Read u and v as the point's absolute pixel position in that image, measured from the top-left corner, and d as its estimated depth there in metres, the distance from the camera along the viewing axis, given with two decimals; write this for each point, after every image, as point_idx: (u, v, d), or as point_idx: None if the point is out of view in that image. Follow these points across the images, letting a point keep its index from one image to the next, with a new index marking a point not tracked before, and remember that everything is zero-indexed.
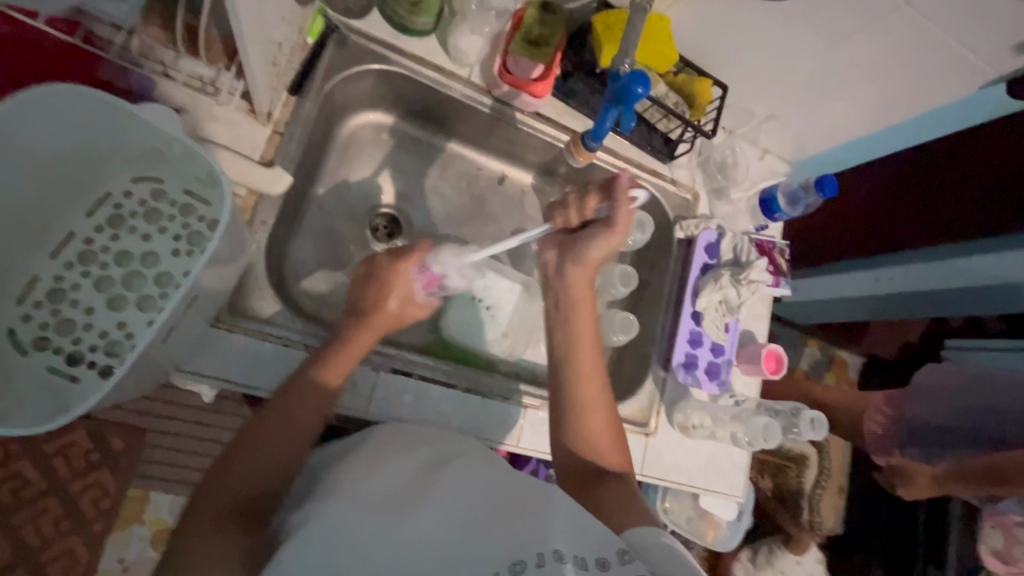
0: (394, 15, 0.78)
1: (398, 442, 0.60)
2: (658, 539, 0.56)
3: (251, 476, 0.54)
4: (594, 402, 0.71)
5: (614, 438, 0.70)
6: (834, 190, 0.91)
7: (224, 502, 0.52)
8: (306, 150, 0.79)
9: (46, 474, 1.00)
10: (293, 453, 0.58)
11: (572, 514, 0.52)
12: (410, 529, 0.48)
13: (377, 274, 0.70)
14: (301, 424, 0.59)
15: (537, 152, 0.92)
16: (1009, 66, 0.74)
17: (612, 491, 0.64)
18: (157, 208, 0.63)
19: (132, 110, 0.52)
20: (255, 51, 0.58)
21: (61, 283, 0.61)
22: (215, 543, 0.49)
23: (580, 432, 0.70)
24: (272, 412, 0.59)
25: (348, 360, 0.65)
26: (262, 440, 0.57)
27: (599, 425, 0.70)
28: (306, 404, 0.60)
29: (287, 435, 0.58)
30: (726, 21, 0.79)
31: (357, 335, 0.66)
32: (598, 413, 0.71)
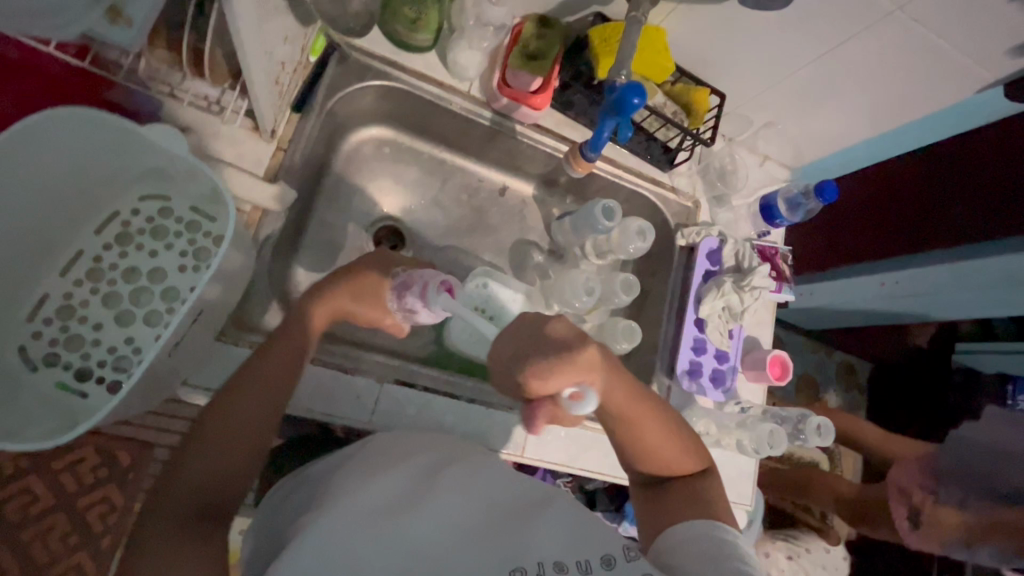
0: (394, 32, 0.80)
1: (393, 453, 0.60)
2: (719, 537, 0.59)
3: (208, 472, 0.53)
4: (657, 438, 0.65)
5: (669, 441, 0.66)
6: (834, 195, 0.90)
7: (180, 501, 0.51)
8: (310, 165, 0.80)
9: (54, 490, 1.01)
10: (247, 446, 0.56)
11: (574, 520, 0.52)
12: (404, 535, 0.48)
13: (385, 258, 0.75)
14: (257, 417, 0.58)
15: (536, 163, 0.93)
16: (1005, 68, 0.75)
17: (671, 497, 0.66)
18: (164, 225, 0.65)
19: (137, 131, 0.53)
20: (259, 70, 0.60)
21: (70, 300, 0.62)
22: (175, 539, 0.48)
23: (639, 443, 0.66)
24: (225, 408, 0.57)
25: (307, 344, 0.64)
26: (217, 437, 0.55)
27: (659, 433, 0.65)
28: (258, 395, 0.58)
29: (243, 431, 0.56)
30: (723, 30, 0.80)
31: (313, 314, 0.66)
32: (637, 425, 0.64)
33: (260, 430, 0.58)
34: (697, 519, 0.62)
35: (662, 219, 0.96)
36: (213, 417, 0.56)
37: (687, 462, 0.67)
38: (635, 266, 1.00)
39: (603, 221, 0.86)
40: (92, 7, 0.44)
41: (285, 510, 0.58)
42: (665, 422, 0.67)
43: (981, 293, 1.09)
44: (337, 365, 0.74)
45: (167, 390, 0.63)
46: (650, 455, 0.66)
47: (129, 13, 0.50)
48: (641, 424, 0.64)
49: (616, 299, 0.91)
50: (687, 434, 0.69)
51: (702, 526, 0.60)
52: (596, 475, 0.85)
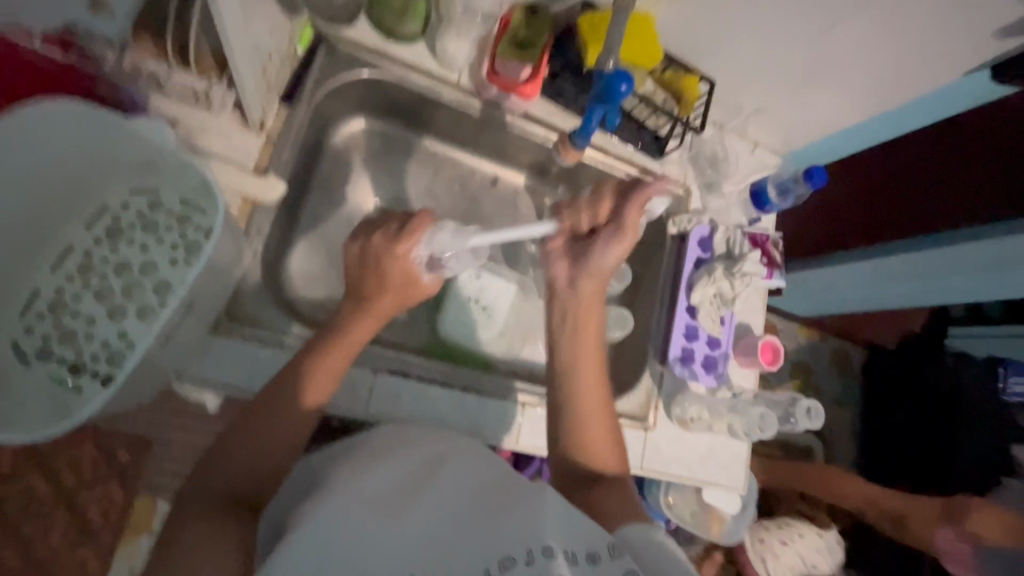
0: (381, 21, 0.79)
1: (394, 442, 0.60)
2: (647, 536, 0.57)
3: (245, 466, 0.56)
4: (599, 419, 0.71)
5: (600, 430, 0.71)
6: (823, 181, 0.91)
7: (218, 483, 0.54)
8: (301, 157, 0.80)
9: (54, 487, 1.01)
10: (284, 448, 0.59)
11: (567, 512, 0.53)
12: (403, 533, 0.48)
13: (378, 253, 0.67)
14: (300, 421, 0.60)
15: (527, 152, 0.93)
16: (991, 51, 0.75)
17: (601, 493, 0.65)
18: (154, 219, 0.65)
19: (122, 124, 0.53)
20: (246, 61, 0.60)
21: (61, 295, 0.62)
22: (210, 520, 0.51)
23: (577, 427, 0.70)
24: (262, 410, 0.59)
25: (341, 352, 0.64)
26: (255, 434, 0.58)
27: (597, 415, 0.71)
28: (290, 397, 0.60)
29: (280, 432, 0.59)
30: (712, 16, 0.80)
31: (357, 323, 0.66)
32: (577, 406, 0.71)
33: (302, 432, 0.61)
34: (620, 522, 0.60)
35: None
36: (250, 421, 0.59)
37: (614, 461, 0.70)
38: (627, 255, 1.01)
39: None
40: None
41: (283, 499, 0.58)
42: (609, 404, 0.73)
43: (967, 285, 1.10)
44: None
45: (162, 383, 0.63)
46: (588, 444, 0.70)
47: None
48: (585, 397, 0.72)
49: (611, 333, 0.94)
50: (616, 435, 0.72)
51: (644, 528, 0.58)
52: None
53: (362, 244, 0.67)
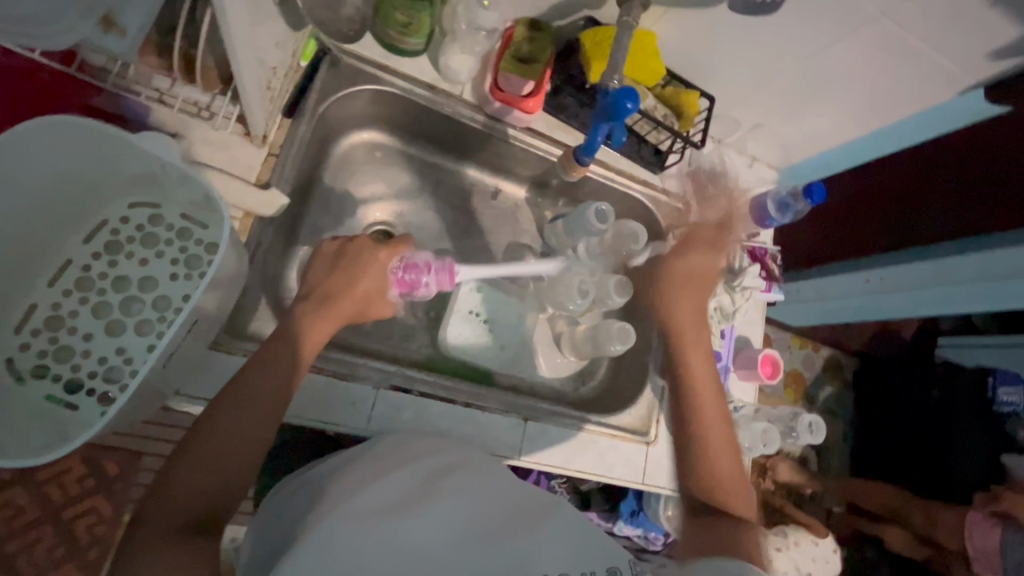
0: (384, 35, 0.79)
1: (396, 459, 0.59)
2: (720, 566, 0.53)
3: (203, 477, 0.52)
4: (718, 441, 0.74)
5: (723, 450, 0.73)
6: (822, 197, 0.92)
7: (171, 508, 0.49)
8: (304, 170, 0.80)
9: (38, 503, 0.98)
10: (247, 453, 0.55)
11: (573, 531, 0.54)
12: (406, 538, 0.48)
13: (358, 254, 0.70)
14: (252, 423, 0.56)
15: (528, 165, 0.93)
16: (985, 71, 0.76)
17: (713, 531, 0.66)
18: (154, 233, 0.64)
19: (125, 137, 0.52)
20: (251, 76, 0.59)
21: (58, 311, 0.61)
22: (167, 548, 0.46)
23: (704, 457, 0.73)
24: (219, 413, 0.55)
25: (312, 345, 0.63)
26: (214, 441, 0.53)
27: (720, 439, 0.74)
28: (255, 401, 0.56)
29: (241, 440, 0.55)
30: (713, 35, 0.81)
31: (318, 326, 0.64)
32: (704, 437, 0.74)
33: (254, 436, 0.55)
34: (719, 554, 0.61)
35: (653, 220, 0.97)
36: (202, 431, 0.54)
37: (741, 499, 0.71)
38: None
39: (596, 224, 0.87)
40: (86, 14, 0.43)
41: (283, 515, 0.56)
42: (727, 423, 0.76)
43: (953, 298, 1.12)
44: (333, 372, 0.73)
45: (159, 401, 0.62)
46: (711, 476, 0.71)
47: (122, 23, 0.50)
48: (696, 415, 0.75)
49: (611, 347, 0.88)
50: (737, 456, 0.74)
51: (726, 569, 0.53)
52: (593, 476, 0.84)
53: (333, 249, 0.70)
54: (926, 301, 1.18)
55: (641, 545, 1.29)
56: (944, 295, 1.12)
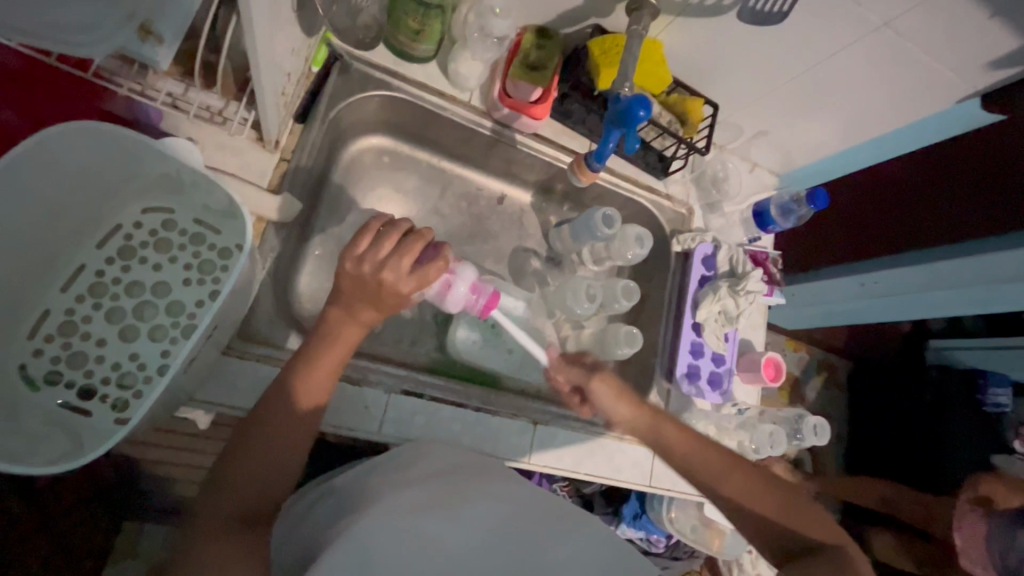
0: (396, 42, 0.80)
1: (428, 470, 0.60)
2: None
3: (250, 476, 0.53)
4: (749, 485, 0.71)
5: (760, 488, 0.71)
6: (825, 203, 0.93)
7: (226, 500, 0.51)
8: (314, 175, 0.80)
9: None
10: (290, 455, 0.56)
11: (584, 558, 0.55)
12: (440, 542, 0.50)
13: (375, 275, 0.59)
14: (296, 422, 0.57)
15: (534, 171, 0.94)
16: (982, 81, 0.79)
17: (817, 559, 0.63)
18: (168, 238, 0.64)
19: (149, 142, 0.53)
20: (270, 84, 0.60)
21: (71, 317, 0.60)
22: (227, 540, 0.48)
23: (751, 510, 0.70)
24: (262, 417, 0.56)
25: (332, 361, 0.60)
26: (260, 441, 0.55)
27: (748, 483, 0.71)
28: (289, 414, 0.57)
29: (287, 444, 0.56)
30: (719, 45, 0.82)
31: (342, 330, 0.61)
32: (735, 491, 0.71)
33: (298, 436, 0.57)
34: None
35: (657, 225, 0.98)
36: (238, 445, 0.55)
37: (827, 532, 0.67)
38: (632, 272, 1.02)
39: (602, 229, 0.87)
40: (124, 22, 0.43)
41: (305, 524, 0.56)
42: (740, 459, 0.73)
43: (943, 309, 1.16)
44: (345, 377, 0.73)
45: (175, 408, 0.61)
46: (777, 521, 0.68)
47: (158, 32, 0.49)
48: (727, 473, 0.72)
49: (618, 352, 0.89)
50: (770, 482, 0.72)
51: None
52: (601, 480, 0.85)
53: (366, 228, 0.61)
54: (919, 312, 1.21)
55: (644, 548, 1.29)
56: (936, 306, 1.16)
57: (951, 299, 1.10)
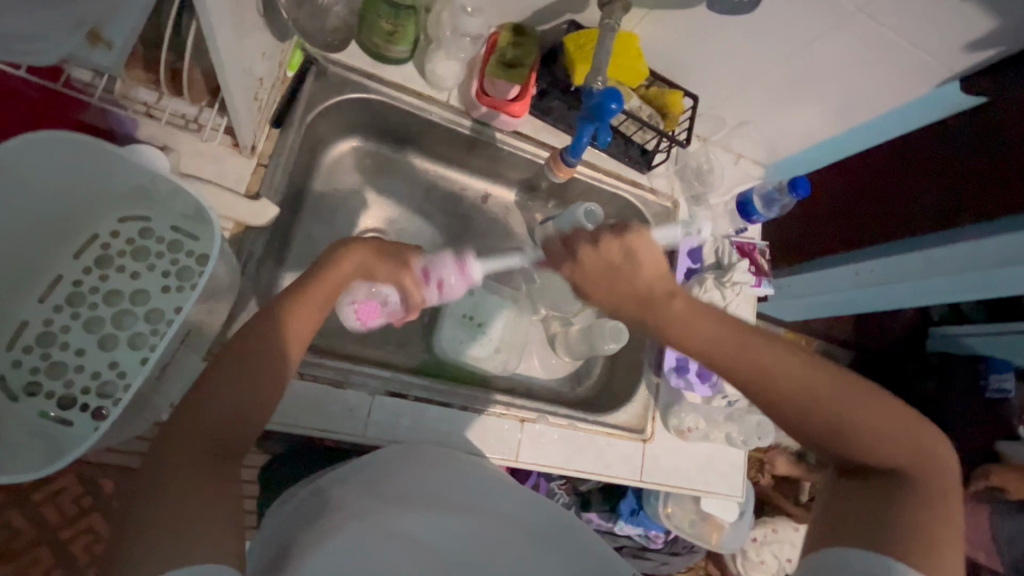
0: (370, 44, 0.80)
1: (416, 468, 0.61)
2: (857, 563, 0.47)
3: (223, 409, 0.51)
4: (819, 397, 0.55)
5: (833, 400, 0.55)
6: (806, 191, 0.93)
7: (197, 438, 0.48)
8: (294, 179, 0.80)
9: (35, 525, 1.04)
10: (268, 387, 0.54)
11: (567, 555, 0.54)
12: (421, 543, 0.50)
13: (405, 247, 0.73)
14: (275, 356, 0.55)
15: (516, 169, 0.94)
16: (961, 63, 0.78)
17: (901, 509, 0.50)
18: (145, 246, 0.64)
19: (115, 151, 0.53)
20: (240, 90, 0.60)
21: (50, 327, 0.61)
22: (200, 480, 0.46)
23: (826, 432, 0.55)
24: (237, 350, 0.53)
25: (327, 305, 0.62)
26: (234, 372, 0.52)
27: (817, 395, 0.55)
28: (257, 362, 0.53)
29: (267, 377, 0.54)
30: (694, 37, 0.82)
31: (345, 259, 0.64)
32: (801, 405, 0.55)
33: (277, 370, 0.55)
34: (858, 541, 0.48)
35: (642, 219, 0.98)
36: (199, 390, 0.51)
37: (905, 456, 0.53)
38: None
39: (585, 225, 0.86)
40: (74, 31, 0.43)
41: (287, 524, 0.55)
42: (813, 366, 0.57)
43: (938, 297, 1.15)
44: (328, 379, 0.73)
45: (155, 416, 0.62)
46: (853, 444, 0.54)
47: (107, 38, 0.48)
48: (776, 374, 0.56)
49: (604, 346, 0.90)
50: (853, 393, 0.55)
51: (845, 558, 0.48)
52: (591, 476, 0.84)
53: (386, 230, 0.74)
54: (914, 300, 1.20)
55: (642, 545, 1.29)
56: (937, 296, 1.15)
57: (946, 287, 1.10)
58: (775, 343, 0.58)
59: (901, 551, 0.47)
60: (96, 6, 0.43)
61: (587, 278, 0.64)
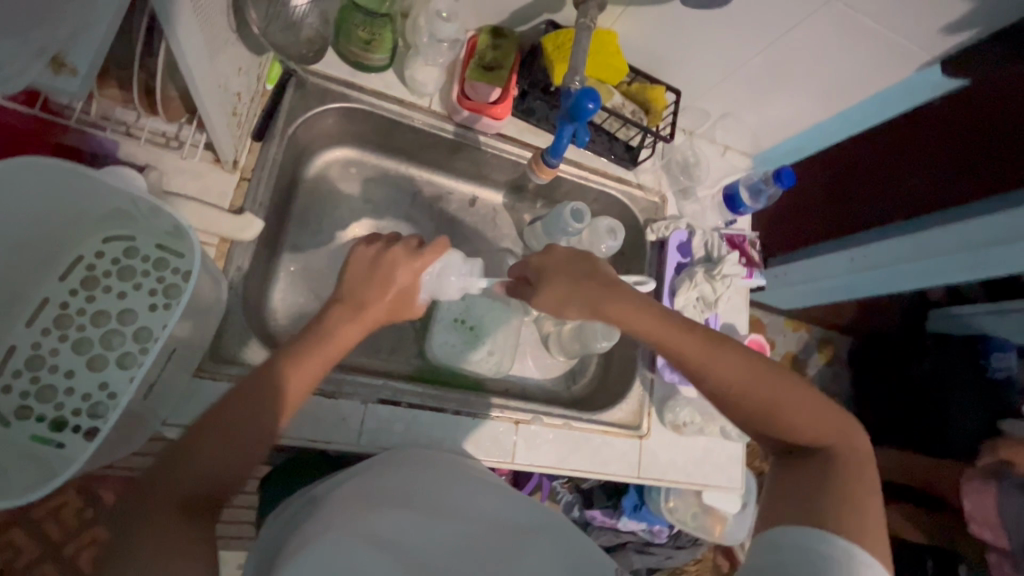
0: (349, 53, 0.80)
1: (407, 473, 0.61)
2: (808, 549, 0.48)
3: (208, 463, 0.50)
4: (749, 383, 0.59)
5: (760, 386, 0.59)
6: (792, 181, 0.94)
7: (176, 490, 0.47)
8: (278, 190, 0.80)
9: (39, 541, 1.04)
10: (254, 447, 0.52)
11: (563, 552, 0.54)
12: (406, 544, 0.49)
13: (385, 265, 0.68)
14: (265, 418, 0.54)
15: (502, 171, 0.94)
16: (941, 46, 0.78)
17: (827, 482, 0.53)
18: (130, 265, 0.64)
19: (91, 175, 0.53)
20: (217, 106, 0.60)
21: (39, 351, 0.61)
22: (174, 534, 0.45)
23: (754, 415, 0.59)
24: (226, 407, 0.52)
25: (319, 367, 0.60)
26: (222, 428, 0.51)
27: (744, 380, 0.59)
28: (255, 418, 0.53)
29: (254, 435, 0.52)
30: (673, 32, 0.82)
31: (341, 327, 0.63)
32: (729, 393, 0.60)
33: (266, 430, 0.53)
34: (797, 519, 0.51)
35: (630, 215, 0.98)
36: (189, 438, 0.50)
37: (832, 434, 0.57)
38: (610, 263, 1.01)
39: (572, 224, 0.86)
40: (40, 57, 0.43)
41: (282, 535, 0.55)
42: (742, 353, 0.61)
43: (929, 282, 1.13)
44: (319, 391, 0.73)
45: (147, 432, 0.62)
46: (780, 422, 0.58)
47: (74, 64, 0.45)
48: (716, 362, 0.60)
49: (597, 345, 0.90)
50: (776, 376, 0.59)
51: (798, 535, 0.49)
52: (588, 474, 0.85)
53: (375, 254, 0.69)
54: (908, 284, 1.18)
55: (646, 539, 1.30)
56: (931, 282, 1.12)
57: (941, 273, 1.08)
58: (705, 334, 0.62)
59: (829, 524, 0.49)
60: (70, 33, 0.44)
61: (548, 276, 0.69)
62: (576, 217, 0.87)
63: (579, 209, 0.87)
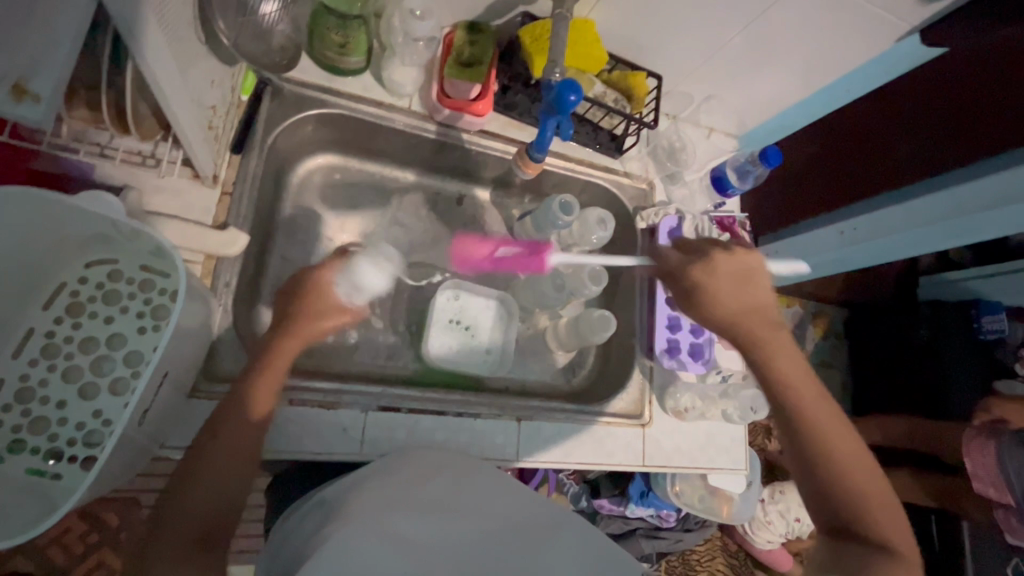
0: (324, 57, 0.79)
1: (414, 472, 0.61)
2: None
3: (198, 500, 0.54)
4: (848, 459, 0.66)
5: (856, 469, 0.66)
6: (778, 160, 0.92)
7: (176, 527, 0.52)
8: (262, 203, 0.79)
9: (44, 569, 1.03)
10: (236, 477, 0.57)
11: (580, 551, 0.54)
12: (424, 545, 0.49)
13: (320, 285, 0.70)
14: (241, 444, 0.58)
15: (487, 168, 0.93)
16: (920, 16, 0.78)
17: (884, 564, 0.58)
18: (116, 289, 0.63)
19: (63, 200, 0.51)
20: (191, 122, 0.58)
21: (27, 382, 0.60)
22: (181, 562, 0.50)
23: (840, 486, 0.65)
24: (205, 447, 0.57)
25: (271, 381, 0.63)
26: (206, 465, 0.56)
27: (846, 456, 0.67)
28: (231, 447, 0.57)
29: (236, 463, 0.57)
30: (653, 18, 0.81)
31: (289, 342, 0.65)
32: (827, 459, 0.66)
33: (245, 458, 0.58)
34: None
35: (619, 204, 0.98)
36: (179, 480, 0.55)
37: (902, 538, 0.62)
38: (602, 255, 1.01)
39: (561, 217, 0.85)
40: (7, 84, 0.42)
41: (291, 541, 0.55)
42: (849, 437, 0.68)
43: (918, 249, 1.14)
44: (319, 402, 0.73)
45: (146, 456, 0.62)
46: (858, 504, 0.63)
47: (34, 90, 0.43)
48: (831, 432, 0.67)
49: (594, 337, 0.89)
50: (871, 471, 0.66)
51: None
52: (594, 467, 0.84)
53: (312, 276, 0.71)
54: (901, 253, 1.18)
55: (655, 525, 1.31)
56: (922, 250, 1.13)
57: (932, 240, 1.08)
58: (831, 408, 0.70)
59: None
60: (36, 56, 0.42)
61: (710, 278, 0.76)
62: (563, 209, 0.86)
63: (566, 198, 0.86)
